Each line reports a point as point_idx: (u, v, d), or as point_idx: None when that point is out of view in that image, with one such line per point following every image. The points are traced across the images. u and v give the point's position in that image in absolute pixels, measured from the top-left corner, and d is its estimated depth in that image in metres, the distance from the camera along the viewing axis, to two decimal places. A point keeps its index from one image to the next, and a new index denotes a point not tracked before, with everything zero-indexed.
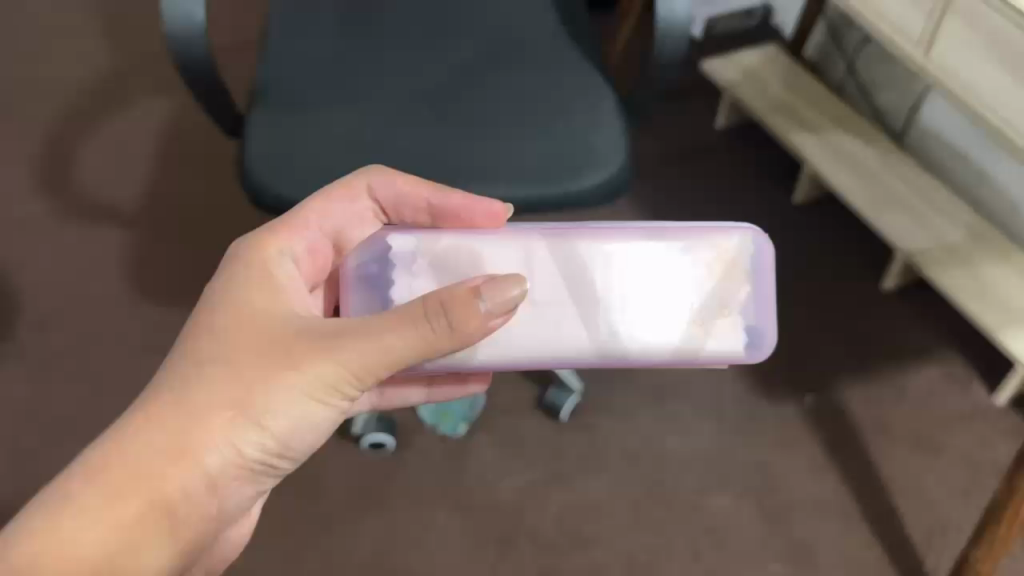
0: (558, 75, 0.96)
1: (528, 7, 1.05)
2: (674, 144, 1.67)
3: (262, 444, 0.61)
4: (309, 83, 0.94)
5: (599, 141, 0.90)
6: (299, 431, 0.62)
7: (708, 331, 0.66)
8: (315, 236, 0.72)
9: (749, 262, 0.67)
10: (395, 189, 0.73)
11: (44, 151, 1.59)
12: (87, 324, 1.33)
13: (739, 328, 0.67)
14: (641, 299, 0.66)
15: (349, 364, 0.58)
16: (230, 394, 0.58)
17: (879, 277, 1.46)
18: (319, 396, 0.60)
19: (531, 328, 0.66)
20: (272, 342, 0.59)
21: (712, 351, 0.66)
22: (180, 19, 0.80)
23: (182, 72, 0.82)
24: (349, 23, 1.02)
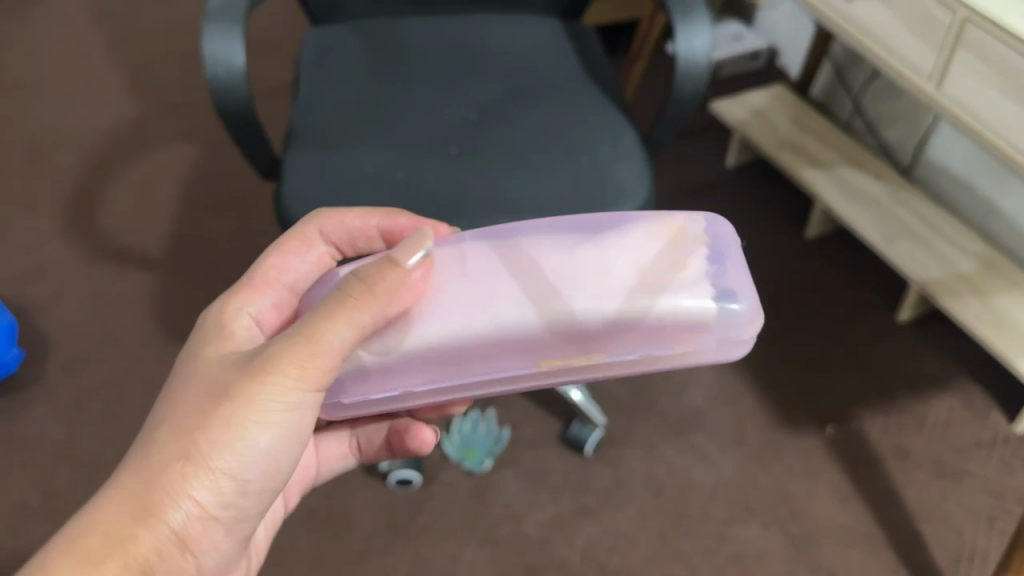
0: (580, 114, 0.99)
1: (549, 50, 1.09)
2: (686, 183, 1.70)
3: (226, 483, 0.58)
4: (341, 124, 0.97)
5: (623, 175, 0.92)
6: (262, 461, 0.60)
7: (660, 286, 0.62)
8: (279, 291, 0.71)
9: (695, 227, 0.66)
10: (346, 227, 0.75)
11: (71, 197, 1.63)
12: (116, 364, 1.36)
13: (693, 283, 0.63)
14: (584, 260, 0.63)
15: (288, 371, 0.57)
16: (185, 440, 0.57)
17: (894, 309, 1.47)
18: (271, 416, 0.58)
19: (480, 307, 0.62)
20: (217, 383, 0.59)
21: (666, 304, 0.62)
22: (222, 65, 0.83)
23: (220, 114, 0.85)
24: (378, 66, 1.05)
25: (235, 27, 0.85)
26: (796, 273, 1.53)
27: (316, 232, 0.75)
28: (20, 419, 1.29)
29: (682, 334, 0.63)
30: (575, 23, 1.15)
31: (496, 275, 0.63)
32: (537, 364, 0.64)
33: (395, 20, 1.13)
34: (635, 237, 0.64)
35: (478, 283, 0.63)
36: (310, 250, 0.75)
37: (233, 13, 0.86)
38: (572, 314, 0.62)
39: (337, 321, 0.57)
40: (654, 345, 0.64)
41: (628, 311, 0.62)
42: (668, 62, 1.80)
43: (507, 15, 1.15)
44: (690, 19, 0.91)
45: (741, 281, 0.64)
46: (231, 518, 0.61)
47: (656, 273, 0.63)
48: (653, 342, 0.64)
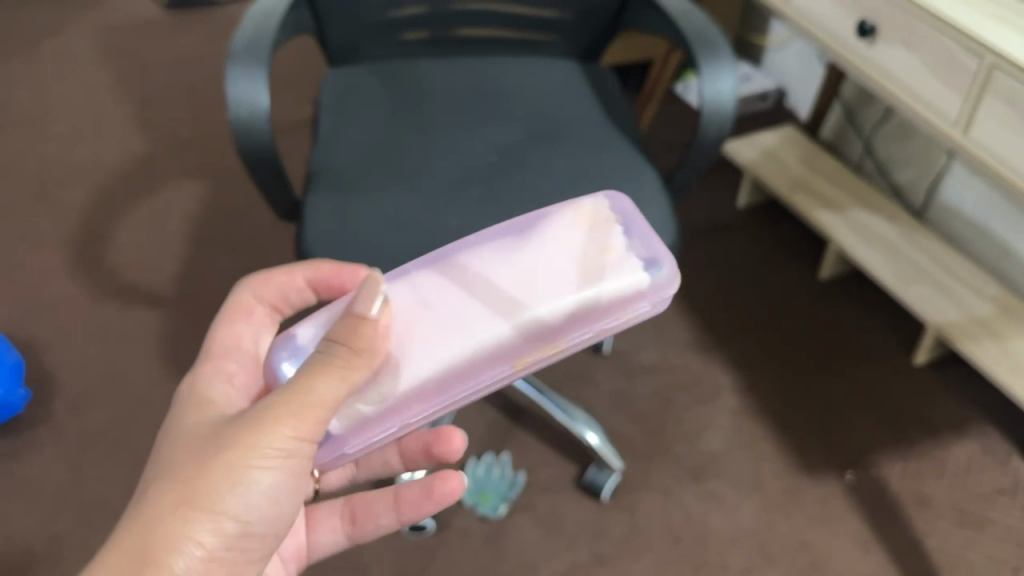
0: (602, 156, 0.99)
1: (568, 93, 1.09)
2: (697, 223, 1.69)
3: (229, 528, 0.57)
4: (361, 165, 0.97)
5: (646, 218, 0.91)
6: (263, 508, 0.59)
7: (602, 267, 0.67)
8: (240, 357, 0.71)
9: (605, 211, 0.72)
10: (275, 285, 0.75)
11: (79, 235, 1.62)
12: (123, 404, 1.33)
13: (628, 261, 0.68)
14: (520, 271, 0.66)
15: (284, 420, 0.57)
16: (182, 488, 0.55)
17: (910, 352, 1.46)
18: (273, 463, 0.57)
19: (417, 318, 0.65)
20: (209, 435, 0.58)
21: (610, 281, 0.66)
22: (245, 106, 0.82)
23: (241, 155, 0.84)
24: (398, 106, 1.05)
25: (260, 69, 0.84)
26: (810, 315, 1.52)
27: (250, 298, 0.75)
28: (25, 461, 1.26)
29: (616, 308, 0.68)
30: (594, 66, 1.15)
31: (440, 292, 0.66)
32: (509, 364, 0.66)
33: (414, 62, 1.13)
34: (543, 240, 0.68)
35: (413, 295, 0.66)
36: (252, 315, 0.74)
37: (259, 54, 0.85)
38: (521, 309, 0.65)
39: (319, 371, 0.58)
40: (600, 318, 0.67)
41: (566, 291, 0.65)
42: (679, 104, 1.81)
43: (527, 57, 1.15)
44: (714, 61, 0.90)
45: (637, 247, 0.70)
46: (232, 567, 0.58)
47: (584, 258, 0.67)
48: (604, 320, 0.68)
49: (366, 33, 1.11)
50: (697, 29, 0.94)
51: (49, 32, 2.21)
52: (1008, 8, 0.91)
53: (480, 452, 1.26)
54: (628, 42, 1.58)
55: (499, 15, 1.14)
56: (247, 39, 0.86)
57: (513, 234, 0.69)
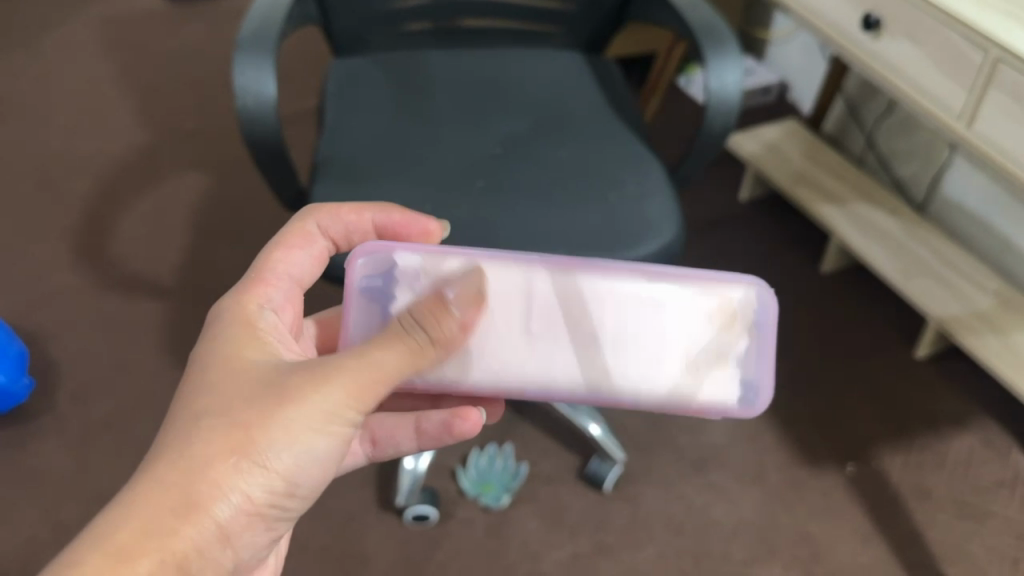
0: (607, 149, 0.99)
1: (571, 85, 1.09)
2: (700, 217, 1.69)
3: (275, 487, 0.58)
4: (366, 156, 0.97)
5: (650, 210, 0.91)
6: (308, 469, 0.59)
7: (702, 376, 0.66)
8: (287, 285, 0.70)
9: (751, 314, 0.66)
10: (343, 221, 0.74)
11: (82, 226, 1.62)
12: (128, 394, 1.34)
13: (734, 379, 0.66)
14: (627, 340, 0.66)
15: (346, 392, 0.57)
16: (230, 440, 0.55)
17: (911, 346, 1.46)
18: (328, 430, 0.57)
19: (515, 334, 0.66)
20: (262, 382, 0.57)
21: (704, 397, 0.65)
22: (252, 94, 0.82)
23: (248, 144, 0.84)
24: (403, 97, 1.05)
25: (267, 57, 0.84)
26: (812, 308, 1.52)
27: (314, 227, 0.74)
28: (29, 451, 1.26)
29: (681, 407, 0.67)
30: (598, 58, 1.15)
31: (542, 320, 0.66)
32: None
33: (418, 53, 1.13)
34: (664, 298, 0.65)
35: (516, 309, 0.66)
36: (309, 242, 0.74)
37: (266, 43, 0.85)
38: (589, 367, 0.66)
39: (388, 346, 0.57)
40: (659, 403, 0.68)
41: (645, 375, 0.66)
42: (681, 99, 1.81)
43: (530, 49, 1.15)
44: (721, 53, 0.91)
45: (756, 378, 0.66)
46: (272, 515, 0.59)
47: (688, 360, 0.66)
48: None
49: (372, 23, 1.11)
50: (704, 21, 0.94)
51: (49, 23, 2.20)
52: (1013, 2, 0.91)
53: (482, 444, 1.26)
54: (633, 33, 1.58)
55: (504, 6, 1.14)
56: (254, 28, 0.86)
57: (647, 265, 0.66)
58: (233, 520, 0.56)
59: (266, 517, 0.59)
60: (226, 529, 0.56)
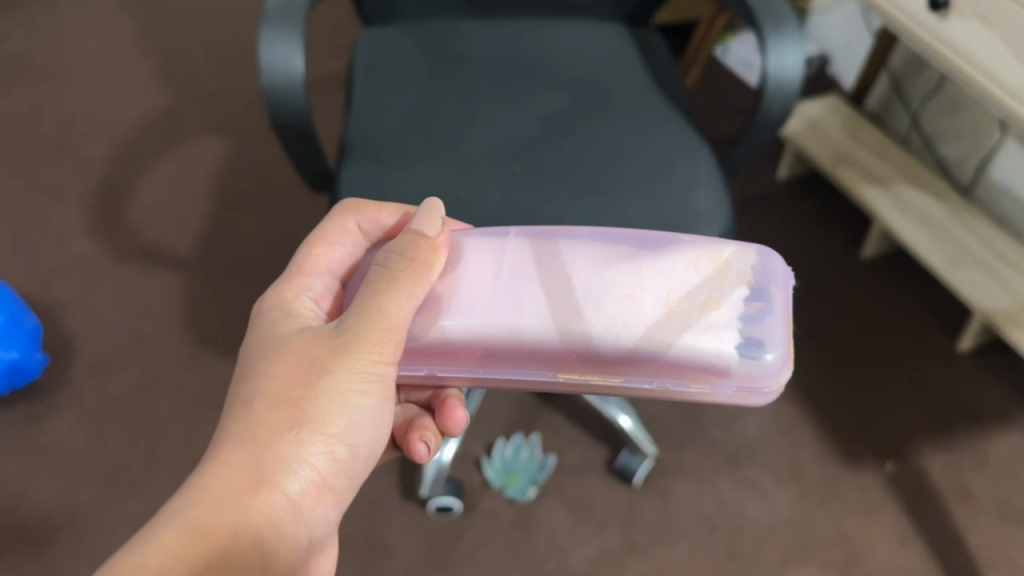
0: (653, 131, 0.93)
1: (614, 62, 1.02)
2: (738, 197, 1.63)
3: (330, 449, 0.63)
4: (398, 134, 0.91)
5: (699, 200, 0.86)
6: (357, 429, 0.63)
7: (689, 321, 0.61)
8: (327, 278, 0.71)
9: (745, 269, 0.64)
10: (380, 224, 0.74)
11: (98, 190, 1.56)
12: (145, 370, 1.30)
13: (730, 328, 0.61)
14: (601, 282, 0.63)
15: (370, 346, 0.61)
16: (281, 418, 0.60)
17: (954, 337, 1.41)
18: (364, 387, 0.62)
19: (528, 295, 0.64)
20: (297, 360, 0.61)
21: (685, 343, 0.61)
22: (280, 70, 0.77)
23: (275, 125, 0.79)
24: (435, 69, 0.99)
25: (295, 30, 0.78)
26: (851, 294, 1.47)
27: (354, 226, 0.74)
28: (44, 427, 1.23)
29: (705, 376, 0.62)
30: (642, 33, 1.08)
31: (515, 269, 0.65)
32: (553, 369, 0.65)
33: (452, 24, 1.06)
34: (673, 265, 0.64)
35: (491, 263, 0.66)
36: (347, 239, 0.73)
37: (296, 15, 0.79)
38: (608, 323, 0.62)
39: (393, 294, 0.61)
40: (684, 373, 0.62)
41: (667, 325, 0.61)
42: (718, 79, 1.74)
43: (570, 22, 1.08)
44: (780, 32, 0.84)
45: (777, 331, 0.62)
46: (337, 481, 0.64)
47: (673, 303, 0.62)
48: (678, 384, 0.63)
49: None
50: None
51: None
52: None
53: (508, 433, 1.22)
54: (675, 5, 1.51)
55: None
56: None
57: (631, 239, 0.66)
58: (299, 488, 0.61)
59: (332, 482, 0.64)
60: (296, 499, 0.61)
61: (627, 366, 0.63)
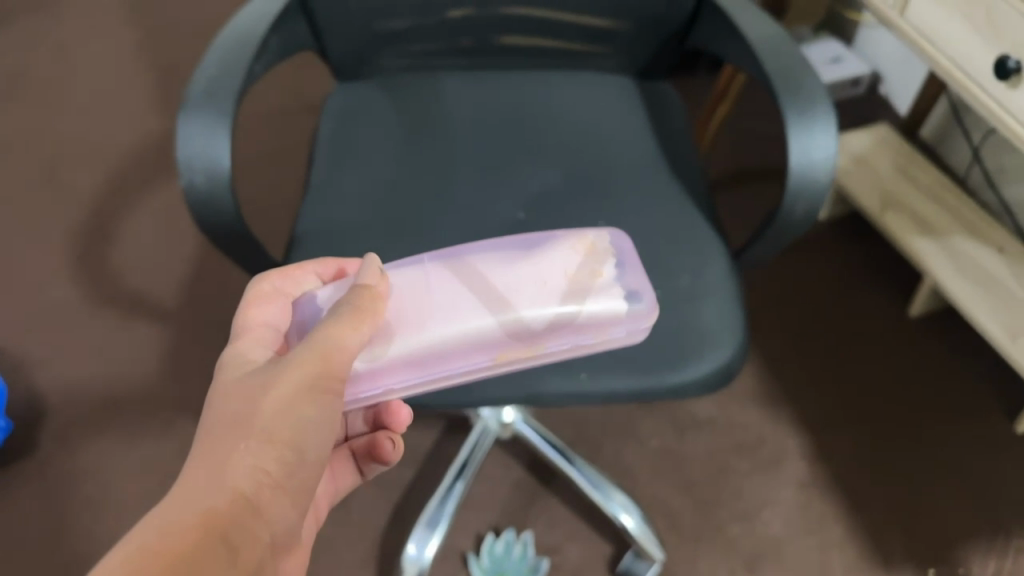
0: (656, 222, 0.79)
1: (617, 129, 0.88)
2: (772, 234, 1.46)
3: (280, 457, 0.53)
4: (360, 221, 0.79)
5: (706, 315, 0.71)
6: (309, 432, 0.54)
7: (586, 292, 0.65)
8: (274, 335, 0.62)
9: (608, 246, 0.69)
10: (299, 280, 0.67)
11: (84, 226, 1.47)
12: (116, 438, 1.21)
13: (614, 288, 0.66)
14: (514, 278, 0.65)
15: (315, 360, 0.54)
16: (229, 429, 0.52)
17: (1012, 415, 1.25)
18: (313, 394, 0.54)
19: (454, 296, 0.64)
20: (245, 382, 0.54)
21: (592, 307, 0.64)
22: (205, 166, 0.65)
23: (204, 228, 0.68)
24: (412, 137, 0.86)
25: (221, 116, 0.66)
26: (896, 360, 1.31)
27: (271, 287, 0.66)
28: (6, 502, 1.15)
29: (605, 327, 0.65)
30: (654, 90, 0.93)
31: (442, 285, 0.65)
32: (494, 354, 0.64)
33: (435, 80, 0.93)
34: (555, 254, 0.67)
35: (420, 286, 0.65)
36: (275, 300, 0.65)
37: (225, 98, 0.67)
38: (527, 304, 0.64)
39: (342, 324, 0.56)
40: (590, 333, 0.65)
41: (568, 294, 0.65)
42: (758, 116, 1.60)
43: (572, 78, 0.93)
44: (810, 114, 0.69)
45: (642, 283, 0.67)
46: (293, 486, 0.54)
47: (571, 282, 0.65)
48: (584, 338, 0.65)
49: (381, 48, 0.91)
50: (786, 67, 0.72)
51: None
52: None
53: (499, 525, 1.10)
54: None
55: (548, 24, 0.90)
56: (207, 78, 0.68)
57: (514, 242, 0.69)
58: (254, 496, 0.51)
59: (288, 489, 0.54)
60: (254, 511, 0.50)
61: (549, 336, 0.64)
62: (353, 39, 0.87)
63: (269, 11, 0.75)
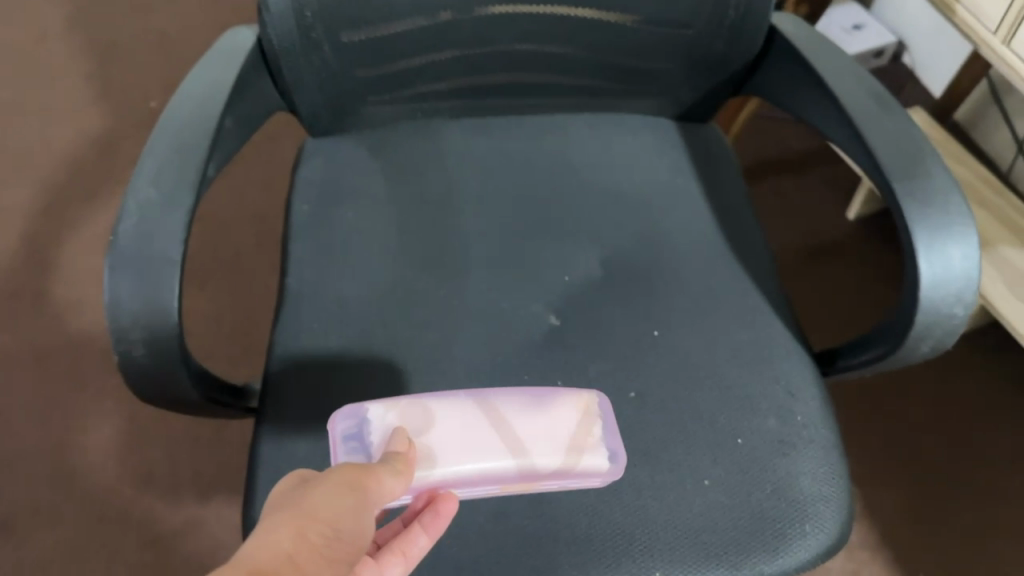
0: (726, 334, 0.63)
1: (664, 196, 0.70)
2: (797, 237, 1.25)
3: (317, 533, 0.40)
4: (348, 344, 0.61)
5: (805, 477, 0.57)
6: (352, 517, 0.41)
7: (576, 447, 0.53)
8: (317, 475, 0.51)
9: (597, 406, 0.55)
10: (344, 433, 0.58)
11: (12, 251, 1.26)
12: (63, 520, 1.04)
13: (599, 447, 0.54)
14: (530, 419, 0.53)
15: (342, 465, 0.44)
16: (271, 516, 0.41)
17: None
18: (354, 483, 0.43)
19: (481, 431, 0.52)
20: (285, 491, 0.44)
21: (583, 465, 0.53)
22: (140, 319, 0.48)
23: (143, 391, 0.51)
24: (409, 213, 0.68)
25: (158, 256, 0.49)
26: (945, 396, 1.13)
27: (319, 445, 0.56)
28: None
29: (589, 476, 0.54)
30: (701, 136, 0.76)
31: (468, 419, 0.53)
32: (502, 485, 0.52)
33: (433, 132, 0.73)
34: (550, 407, 0.54)
35: (449, 416, 0.53)
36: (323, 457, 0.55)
37: (166, 236, 0.49)
38: (534, 445, 0.52)
39: (381, 468, 0.45)
40: (579, 482, 0.54)
41: (566, 441, 0.53)
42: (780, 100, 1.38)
43: (601, 123, 0.75)
44: (946, 222, 0.52)
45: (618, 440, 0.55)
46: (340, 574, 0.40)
47: (565, 439, 0.53)
48: (567, 482, 0.53)
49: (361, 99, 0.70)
50: (906, 148, 0.55)
51: None
52: None
53: None
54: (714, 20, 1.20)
55: (577, 64, 0.70)
56: (138, 208, 0.50)
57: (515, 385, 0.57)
58: (288, 561, 0.38)
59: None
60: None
61: (549, 479, 0.53)
62: (328, 97, 0.68)
63: (218, 93, 0.57)
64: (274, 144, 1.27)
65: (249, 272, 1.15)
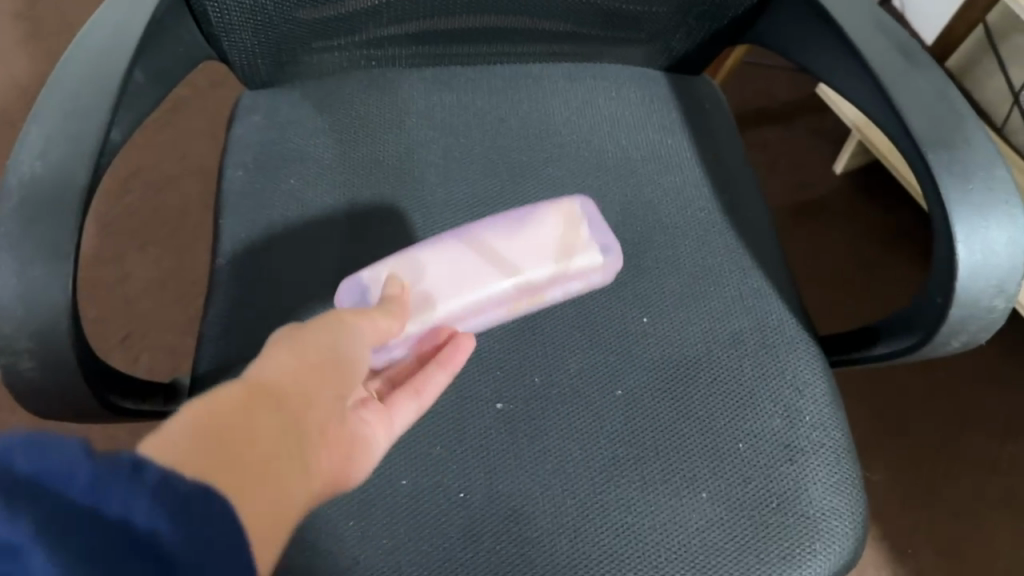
0: (724, 322, 0.55)
1: (654, 160, 0.62)
2: (785, 193, 1.14)
3: (324, 354, 0.38)
4: (290, 334, 0.53)
5: (815, 486, 0.50)
6: (352, 343, 0.40)
7: (566, 250, 0.54)
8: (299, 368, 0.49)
9: (578, 207, 0.55)
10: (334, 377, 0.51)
11: None
12: None
13: (588, 245, 0.55)
14: (515, 238, 0.54)
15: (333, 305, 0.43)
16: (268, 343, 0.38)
17: None
18: (347, 318, 0.42)
19: (472, 259, 0.53)
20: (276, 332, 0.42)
21: (575, 264, 0.54)
22: (26, 321, 0.40)
23: (32, 404, 0.43)
24: (360, 177, 0.59)
25: (48, 247, 0.41)
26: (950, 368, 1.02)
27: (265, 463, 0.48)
28: None
29: (585, 276, 0.55)
30: (695, 89, 0.67)
31: (460, 254, 0.53)
32: (507, 305, 0.53)
33: (390, 84, 0.63)
34: (532, 219, 0.55)
35: (440, 258, 0.53)
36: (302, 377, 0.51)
37: (54, 222, 0.41)
38: (525, 256, 0.53)
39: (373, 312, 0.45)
40: (578, 283, 0.55)
41: (554, 246, 0.54)
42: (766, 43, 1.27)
43: (581, 74, 0.65)
44: (985, 201, 0.45)
45: (603, 230, 0.56)
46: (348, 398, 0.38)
47: (551, 245, 0.54)
48: (564, 288, 0.54)
49: (302, 46, 0.60)
50: (939, 111, 0.47)
51: None
52: None
53: None
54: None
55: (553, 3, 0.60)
56: (20, 185, 0.42)
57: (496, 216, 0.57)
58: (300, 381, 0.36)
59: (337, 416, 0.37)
60: (316, 416, 0.35)
61: (549, 286, 0.54)
62: (263, 45, 0.58)
63: (126, 37, 0.48)
64: (215, 92, 1.16)
65: (190, 233, 1.05)
